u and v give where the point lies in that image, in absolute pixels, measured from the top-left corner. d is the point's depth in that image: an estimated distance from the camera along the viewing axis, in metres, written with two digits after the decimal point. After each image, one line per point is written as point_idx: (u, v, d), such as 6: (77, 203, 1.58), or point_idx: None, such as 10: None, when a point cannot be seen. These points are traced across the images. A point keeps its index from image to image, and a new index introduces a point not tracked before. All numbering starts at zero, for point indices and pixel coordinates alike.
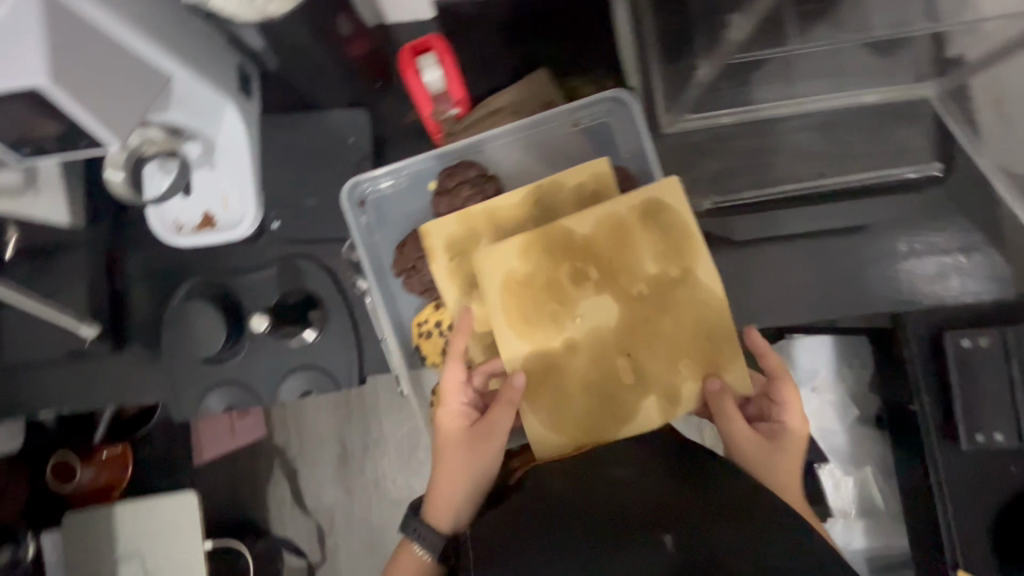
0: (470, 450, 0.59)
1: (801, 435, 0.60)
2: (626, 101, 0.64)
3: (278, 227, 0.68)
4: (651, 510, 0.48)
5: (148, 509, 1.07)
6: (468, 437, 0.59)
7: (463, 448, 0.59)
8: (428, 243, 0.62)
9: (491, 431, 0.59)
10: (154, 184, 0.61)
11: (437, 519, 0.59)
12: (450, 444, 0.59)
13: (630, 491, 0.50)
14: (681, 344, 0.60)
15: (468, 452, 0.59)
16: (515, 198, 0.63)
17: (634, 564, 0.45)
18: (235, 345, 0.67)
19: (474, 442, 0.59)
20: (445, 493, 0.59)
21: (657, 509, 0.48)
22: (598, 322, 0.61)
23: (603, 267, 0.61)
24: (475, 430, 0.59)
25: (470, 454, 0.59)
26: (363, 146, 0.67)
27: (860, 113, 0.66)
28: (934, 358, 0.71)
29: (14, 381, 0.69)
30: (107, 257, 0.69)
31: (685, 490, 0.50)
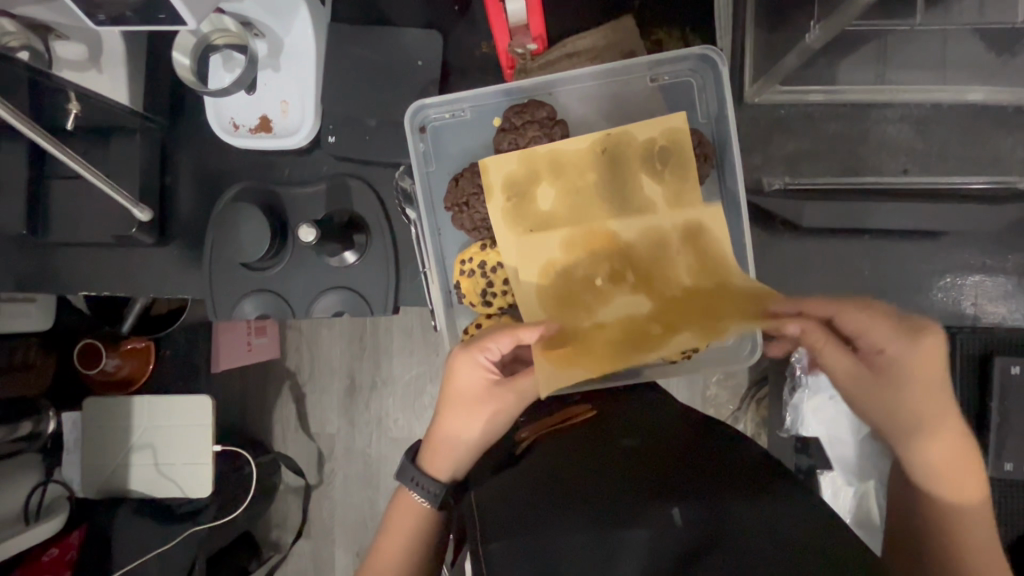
0: (485, 410, 0.58)
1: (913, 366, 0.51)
2: (714, 62, 0.61)
3: (335, 142, 0.66)
4: (661, 488, 0.46)
5: (164, 409, 1.12)
6: (483, 397, 0.58)
7: (477, 406, 0.58)
8: (487, 177, 0.60)
9: (509, 394, 0.59)
10: (217, 77, 0.63)
11: (435, 469, 0.59)
12: (465, 395, 0.58)
13: (634, 469, 0.49)
14: (720, 301, 0.57)
15: (483, 406, 0.58)
16: (583, 143, 0.61)
17: (644, 538, 0.42)
18: (276, 257, 0.66)
19: (487, 403, 0.58)
20: (449, 443, 0.59)
21: (662, 487, 0.46)
22: (629, 308, 0.60)
23: (638, 243, 0.60)
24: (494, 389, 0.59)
25: (480, 414, 0.58)
26: (432, 71, 0.65)
27: (958, 112, 0.63)
28: (976, 377, 0.69)
29: (58, 256, 0.69)
30: (161, 147, 0.68)
31: (691, 472, 0.48)
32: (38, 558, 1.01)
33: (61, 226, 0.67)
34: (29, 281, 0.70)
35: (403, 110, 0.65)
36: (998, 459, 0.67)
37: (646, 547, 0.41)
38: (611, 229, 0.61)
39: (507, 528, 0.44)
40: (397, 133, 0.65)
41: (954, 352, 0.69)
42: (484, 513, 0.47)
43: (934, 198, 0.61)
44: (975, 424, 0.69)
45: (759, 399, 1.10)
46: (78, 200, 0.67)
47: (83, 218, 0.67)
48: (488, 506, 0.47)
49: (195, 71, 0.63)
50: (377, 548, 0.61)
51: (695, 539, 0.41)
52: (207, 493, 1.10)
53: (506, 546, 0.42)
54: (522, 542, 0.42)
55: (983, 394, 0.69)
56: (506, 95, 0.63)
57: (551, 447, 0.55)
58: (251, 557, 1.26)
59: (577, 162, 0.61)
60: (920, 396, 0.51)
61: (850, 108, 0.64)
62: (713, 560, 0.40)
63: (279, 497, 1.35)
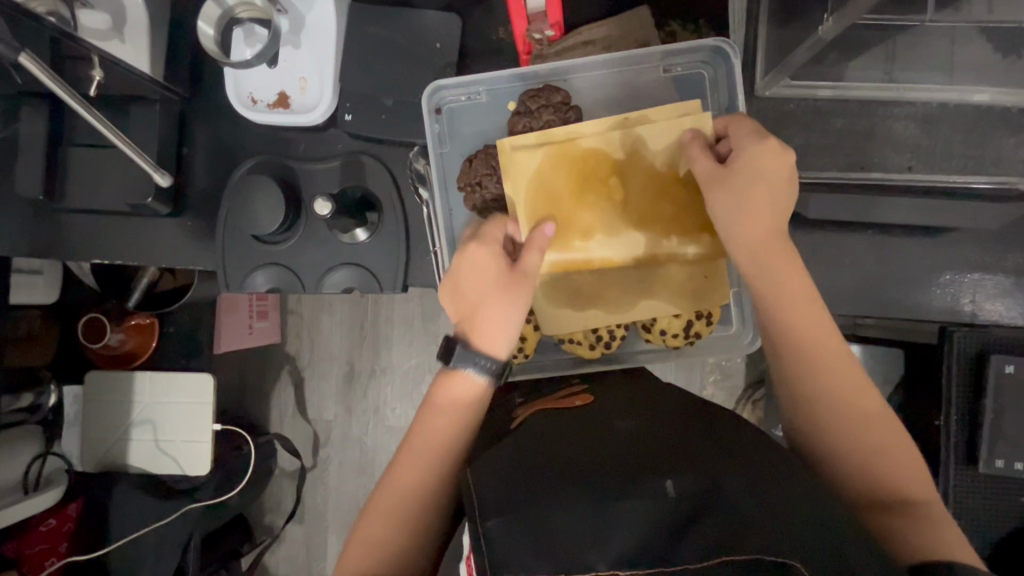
0: (518, 288, 0.56)
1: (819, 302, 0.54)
2: (727, 54, 0.62)
3: (351, 120, 0.66)
4: (656, 464, 0.46)
5: (163, 383, 1.12)
6: (514, 278, 0.56)
7: (510, 287, 0.56)
8: (504, 151, 0.61)
9: (527, 271, 0.57)
10: (239, 50, 0.63)
11: (489, 346, 0.56)
12: (485, 282, 0.56)
13: (625, 449, 0.50)
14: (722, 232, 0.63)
15: (504, 287, 0.56)
16: (603, 125, 0.62)
17: (639, 508, 0.42)
18: (288, 233, 0.67)
19: (520, 281, 0.56)
20: (495, 328, 0.56)
21: (654, 463, 0.46)
22: (636, 247, 0.64)
23: (652, 230, 0.64)
24: (509, 271, 0.56)
25: (516, 291, 0.56)
26: (449, 53, 0.66)
27: (964, 112, 0.64)
28: (972, 375, 0.70)
29: (71, 223, 0.70)
30: (179, 119, 0.69)
31: (684, 449, 0.49)
32: (37, 528, 1.05)
33: (79, 193, 0.68)
34: (42, 247, 0.70)
35: (419, 91, 0.66)
36: (988, 457, 0.69)
37: (644, 515, 0.41)
38: (625, 226, 0.64)
39: (508, 505, 0.43)
40: (412, 113, 0.66)
41: (952, 351, 0.70)
42: (479, 493, 0.46)
43: (926, 194, 0.65)
44: (968, 422, 0.71)
45: (754, 399, 1.12)
46: (96, 167, 0.67)
47: (100, 186, 0.68)
48: (482, 486, 0.47)
49: (218, 43, 0.63)
50: (420, 427, 0.56)
51: (688, 507, 0.42)
52: (206, 471, 1.11)
53: (506, 522, 0.42)
54: (521, 519, 0.42)
55: (977, 392, 0.70)
56: (522, 79, 0.65)
57: (534, 431, 0.56)
58: (244, 539, 1.27)
59: (597, 155, 0.62)
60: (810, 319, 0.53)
61: (856, 105, 0.66)
62: (708, 524, 0.40)
63: (274, 480, 1.36)
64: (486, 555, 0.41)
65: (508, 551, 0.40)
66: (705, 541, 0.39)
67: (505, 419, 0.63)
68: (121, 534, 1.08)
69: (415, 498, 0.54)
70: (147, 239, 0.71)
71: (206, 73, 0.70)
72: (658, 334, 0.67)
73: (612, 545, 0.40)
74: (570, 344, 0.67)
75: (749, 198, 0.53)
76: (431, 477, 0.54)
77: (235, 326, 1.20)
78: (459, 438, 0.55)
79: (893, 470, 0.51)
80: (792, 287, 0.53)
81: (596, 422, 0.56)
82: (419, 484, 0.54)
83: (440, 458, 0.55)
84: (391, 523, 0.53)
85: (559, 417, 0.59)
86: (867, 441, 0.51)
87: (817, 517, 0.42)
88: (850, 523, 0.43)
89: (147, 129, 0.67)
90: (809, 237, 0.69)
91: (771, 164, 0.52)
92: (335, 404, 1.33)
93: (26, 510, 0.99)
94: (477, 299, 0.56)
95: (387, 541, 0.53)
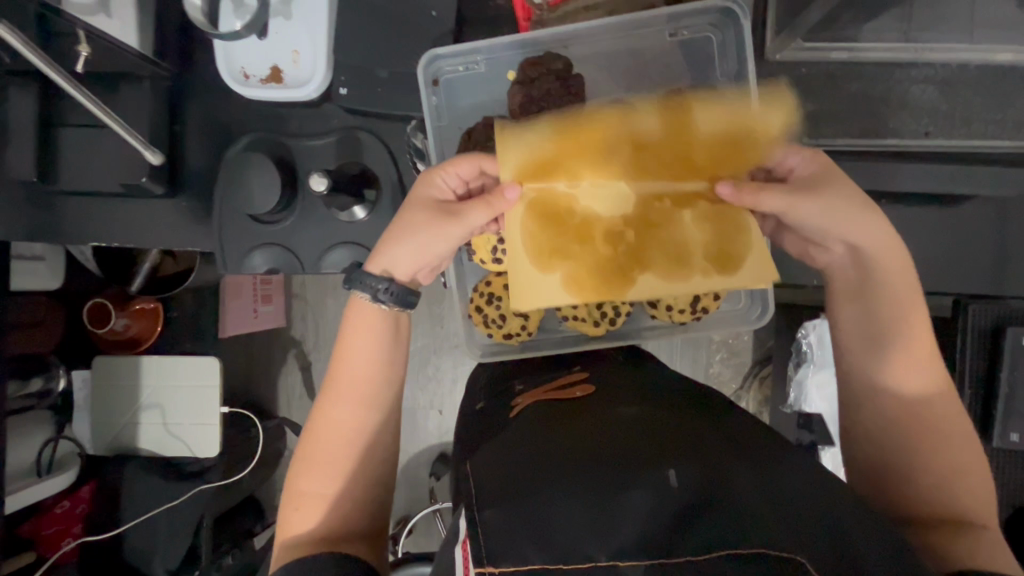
0: (435, 229, 0.54)
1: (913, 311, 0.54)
2: (736, 16, 0.60)
3: (345, 94, 0.64)
4: (656, 456, 0.45)
5: (166, 369, 1.11)
6: (437, 217, 0.54)
7: (432, 219, 0.54)
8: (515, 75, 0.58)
9: (456, 213, 0.55)
10: (227, 23, 0.61)
11: (384, 269, 0.56)
12: (413, 204, 0.55)
13: (623, 440, 0.48)
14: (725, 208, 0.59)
15: (420, 216, 0.55)
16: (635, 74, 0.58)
17: (641, 503, 0.40)
18: (285, 212, 0.66)
19: (445, 220, 0.54)
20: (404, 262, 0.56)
21: (653, 455, 0.45)
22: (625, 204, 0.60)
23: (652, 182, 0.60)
24: (438, 209, 0.55)
25: (435, 225, 0.54)
26: (446, 21, 0.64)
27: (983, 74, 0.63)
28: (989, 348, 0.68)
29: (69, 206, 0.69)
30: (169, 97, 0.67)
31: (689, 442, 0.47)
32: (52, 510, 1.05)
33: (72, 175, 0.67)
34: (39, 230, 0.69)
35: (415, 62, 0.64)
36: (1003, 431, 0.67)
37: (649, 508, 0.39)
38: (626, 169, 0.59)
39: (512, 497, 0.41)
40: (408, 85, 0.64)
41: (967, 324, 0.68)
42: (477, 486, 0.45)
43: (936, 159, 0.62)
44: (983, 396, 0.69)
45: (762, 376, 1.11)
46: (90, 147, 0.66)
47: (93, 167, 0.67)
48: (481, 481, 0.45)
49: (205, 13, 0.58)
50: (340, 374, 0.57)
51: (694, 499, 0.40)
52: (216, 452, 1.12)
53: (502, 516, 0.40)
54: (514, 511, 0.40)
55: (993, 364, 0.68)
56: (522, 46, 0.62)
57: (532, 422, 0.55)
58: (256, 521, 1.28)
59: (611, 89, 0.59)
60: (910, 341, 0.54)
61: (874, 67, 0.63)
62: (713, 517, 0.38)
63: (284, 463, 1.38)
64: (480, 540, 0.38)
65: (504, 543, 0.37)
66: (712, 531, 0.37)
67: (507, 407, 0.62)
68: (136, 514, 1.09)
69: (345, 447, 0.56)
70: (145, 222, 0.70)
71: (197, 49, 0.68)
72: (664, 310, 0.68)
73: (616, 537, 0.37)
74: (573, 321, 0.70)
75: (835, 221, 0.52)
76: (365, 424, 0.57)
77: (240, 306, 1.19)
78: (383, 380, 0.58)
79: (935, 416, 0.53)
80: (898, 284, 0.54)
81: (599, 412, 0.55)
82: (349, 435, 0.56)
83: (364, 403, 0.57)
84: (334, 481, 0.55)
85: (558, 409, 0.57)
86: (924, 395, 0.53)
87: (830, 504, 0.41)
88: (877, 531, 0.40)
89: (137, 107, 0.65)
90: None
91: (873, 235, 0.52)
92: None
93: (41, 493, 0.99)
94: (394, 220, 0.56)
95: (328, 498, 0.55)
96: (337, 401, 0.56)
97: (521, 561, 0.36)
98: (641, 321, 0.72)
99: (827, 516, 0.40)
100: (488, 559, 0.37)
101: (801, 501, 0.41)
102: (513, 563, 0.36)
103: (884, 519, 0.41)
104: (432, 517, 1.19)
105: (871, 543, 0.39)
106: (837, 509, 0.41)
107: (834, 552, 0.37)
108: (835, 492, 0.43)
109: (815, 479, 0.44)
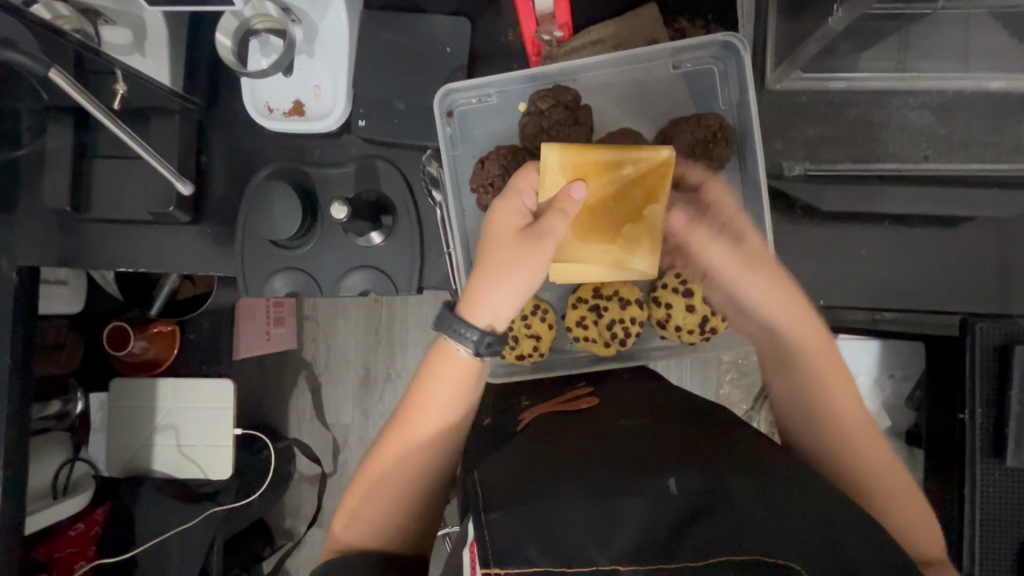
0: (525, 253, 0.54)
1: (817, 365, 0.58)
2: (737, 49, 0.62)
3: (364, 125, 0.67)
4: (659, 465, 0.46)
5: (181, 392, 1.13)
6: (530, 236, 0.54)
7: (530, 251, 0.54)
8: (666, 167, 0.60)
9: (548, 236, 0.55)
10: (255, 61, 0.64)
11: (471, 308, 0.54)
12: (501, 230, 0.55)
13: (629, 449, 0.49)
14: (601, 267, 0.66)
15: (507, 241, 0.55)
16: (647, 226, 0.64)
17: (638, 511, 0.41)
18: (304, 238, 0.68)
19: (535, 244, 0.54)
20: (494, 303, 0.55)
21: (656, 464, 0.46)
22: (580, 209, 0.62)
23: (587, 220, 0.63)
24: (524, 232, 0.55)
25: (524, 259, 0.54)
26: (460, 57, 0.67)
27: (977, 100, 0.65)
28: (998, 366, 0.68)
29: (99, 232, 0.72)
30: (197, 129, 0.71)
31: (692, 450, 0.49)
32: (65, 531, 1.04)
33: (103, 203, 0.70)
34: (70, 255, 0.72)
35: (431, 95, 0.67)
36: (1016, 449, 0.67)
37: (648, 514, 0.41)
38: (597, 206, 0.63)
39: (519, 500, 0.43)
40: (424, 117, 0.67)
41: (974, 342, 0.69)
42: (482, 488, 0.46)
43: (938, 180, 0.63)
44: (995, 415, 0.69)
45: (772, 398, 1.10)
46: (122, 175, 0.70)
47: (124, 194, 0.70)
48: (488, 484, 0.47)
49: (235, 52, 0.63)
50: (402, 420, 0.57)
51: (693, 507, 0.42)
52: (228, 475, 1.11)
53: (505, 516, 0.41)
54: (520, 511, 0.42)
55: (1003, 382, 0.68)
56: (532, 79, 0.66)
57: (540, 431, 0.56)
58: (266, 544, 1.28)
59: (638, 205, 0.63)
60: (822, 393, 0.57)
61: (870, 95, 0.66)
62: (708, 523, 0.40)
63: (293, 485, 1.38)
64: (486, 544, 0.40)
65: (508, 543, 0.39)
66: (706, 539, 0.39)
67: (514, 421, 0.63)
68: (147, 537, 1.09)
69: (406, 481, 0.57)
70: (170, 247, 0.73)
71: (225, 85, 0.72)
72: (674, 332, 0.69)
73: (616, 543, 0.39)
74: (584, 342, 0.71)
75: (759, 289, 0.60)
76: (427, 463, 0.57)
77: (252, 329, 1.21)
78: (446, 435, 0.57)
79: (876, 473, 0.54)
80: (823, 360, 0.58)
81: (604, 422, 0.56)
82: (414, 467, 0.57)
83: (421, 449, 0.57)
84: (379, 514, 0.57)
85: (562, 422, 0.58)
86: (851, 444, 0.55)
87: (820, 504, 0.43)
88: (874, 544, 0.41)
89: (167, 138, 0.68)
90: (831, 229, 0.67)
91: (779, 303, 0.59)
92: (353, 408, 1.35)
93: (56, 515, 0.99)
94: (506, 250, 0.54)
95: (379, 522, 0.56)
96: (402, 439, 0.57)
97: (526, 562, 0.38)
98: (649, 342, 0.74)
99: (829, 531, 0.41)
100: (494, 559, 0.39)
101: (798, 513, 0.42)
102: (515, 564, 0.38)
103: (877, 529, 0.43)
104: (441, 539, 1.17)
105: (865, 550, 0.40)
106: (827, 513, 0.43)
107: (824, 556, 0.39)
108: (832, 500, 0.44)
109: (810, 483, 0.46)
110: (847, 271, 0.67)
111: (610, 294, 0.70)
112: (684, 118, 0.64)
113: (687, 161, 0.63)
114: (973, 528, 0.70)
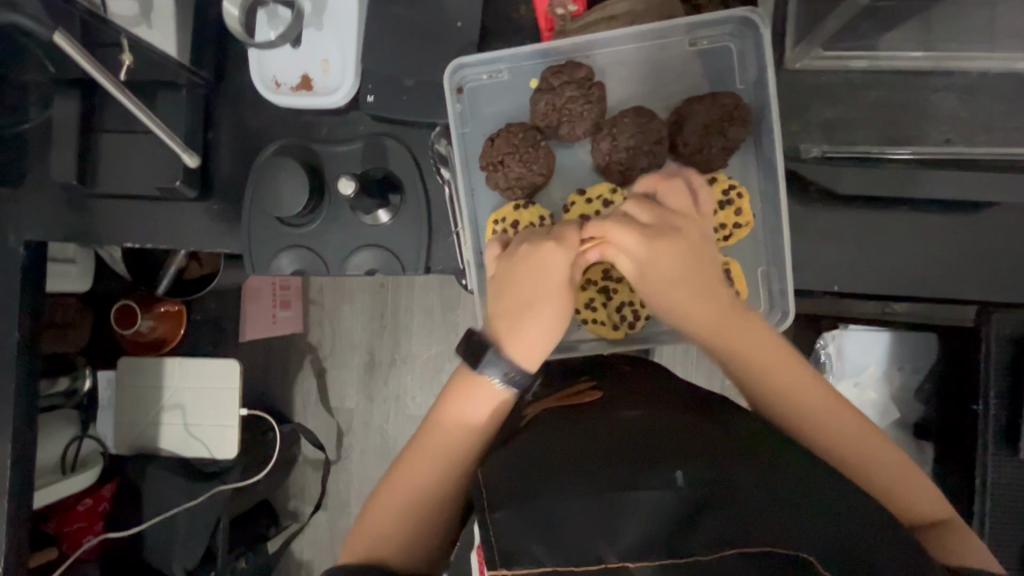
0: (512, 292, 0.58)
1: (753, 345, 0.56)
2: (756, 25, 0.61)
3: (372, 101, 0.66)
4: (668, 456, 0.46)
5: (186, 372, 1.13)
6: (505, 270, 0.59)
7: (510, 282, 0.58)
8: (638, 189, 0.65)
9: (527, 260, 0.58)
10: (263, 33, 0.64)
11: (517, 359, 0.57)
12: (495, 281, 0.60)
13: (633, 439, 0.49)
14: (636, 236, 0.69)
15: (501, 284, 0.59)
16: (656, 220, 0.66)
17: (650, 502, 0.41)
18: (312, 216, 0.68)
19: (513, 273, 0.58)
20: (533, 344, 0.57)
21: (666, 456, 0.46)
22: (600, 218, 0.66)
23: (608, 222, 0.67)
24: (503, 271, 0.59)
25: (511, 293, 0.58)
26: (471, 32, 0.65)
27: (1001, 82, 0.64)
28: (1015, 357, 0.67)
29: (105, 207, 0.72)
30: (204, 105, 0.70)
31: (701, 441, 0.48)
32: (75, 507, 1.06)
33: (110, 177, 0.70)
34: (76, 229, 0.72)
35: (441, 71, 0.66)
36: None
37: (656, 506, 0.40)
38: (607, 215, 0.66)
39: (522, 497, 0.43)
40: (433, 93, 0.66)
41: (990, 332, 0.67)
42: (488, 488, 0.46)
43: (966, 164, 0.61)
44: (1010, 406, 0.68)
45: None
46: (128, 150, 0.69)
47: (130, 169, 0.69)
48: (494, 483, 0.47)
49: (242, 23, 0.63)
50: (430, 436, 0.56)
51: (699, 499, 0.41)
52: (233, 455, 1.11)
53: (512, 515, 0.41)
54: (526, 509, 0.42)
55: (1019, 374, 0.67)
56: (545, 55, 0.65)
57: (547, 424, 0.56)
58: (270, 526, 1.29)
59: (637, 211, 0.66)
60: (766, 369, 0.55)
61: (891, 76, 0.65)
62: (715, 518, 0.40)
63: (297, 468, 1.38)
64: (494, 546, 0.40)
65: (515, 543, 0.40)
66: (718, 533, 0.39)
67: (517, 417, 0.62)
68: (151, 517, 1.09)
69: (429, 498, 0.54)
70: (176, 222, 0.72)
71: (233, 60, 0.71)
72: None
73: (621, 536, 0.39)
74: (593, 324, 0.70)
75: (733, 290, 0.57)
76: (436, 476, 0.55)
77: (258, 310, 1.23)
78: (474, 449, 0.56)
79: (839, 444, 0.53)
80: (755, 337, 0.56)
81: (609, 415, 0.56)
82: (426, 475, 0.54)
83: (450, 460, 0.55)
84: (402, 523, 0.54)
85: (567, 417, 0.57)
86: (793, 413, 0.54)
87: (838, 503, 0.42)
88: (896, 543, 0.40)
89: (176, 112, 0.68)
90: (850, 215, 0.65)
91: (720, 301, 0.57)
92: (357, 392, 1.35)
93: (62, 491, 0.99)
94: (511, 302, 0.58)
95: (395, 534, 0.53)
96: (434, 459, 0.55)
97: (534, 562, 0.38)
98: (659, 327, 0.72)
99: (851, 530, 0.40)
100: (502, 562, 0.39)
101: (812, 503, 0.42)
102: (527, 566, 0.38)
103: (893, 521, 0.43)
104: None
105: (881, 544, 0.40)
106: (846, 510, 0.42)
107: (841, 552, 0.38)
108: (849, 496, 0.43)
109: (827, 480, 0.45)
110: (864, 259, 0.66)
111: (618, 276, 0.70)
112: (701, 96, 0.63)
113: (702, 141, 0.62)
114: (983, 522, 0.69)
